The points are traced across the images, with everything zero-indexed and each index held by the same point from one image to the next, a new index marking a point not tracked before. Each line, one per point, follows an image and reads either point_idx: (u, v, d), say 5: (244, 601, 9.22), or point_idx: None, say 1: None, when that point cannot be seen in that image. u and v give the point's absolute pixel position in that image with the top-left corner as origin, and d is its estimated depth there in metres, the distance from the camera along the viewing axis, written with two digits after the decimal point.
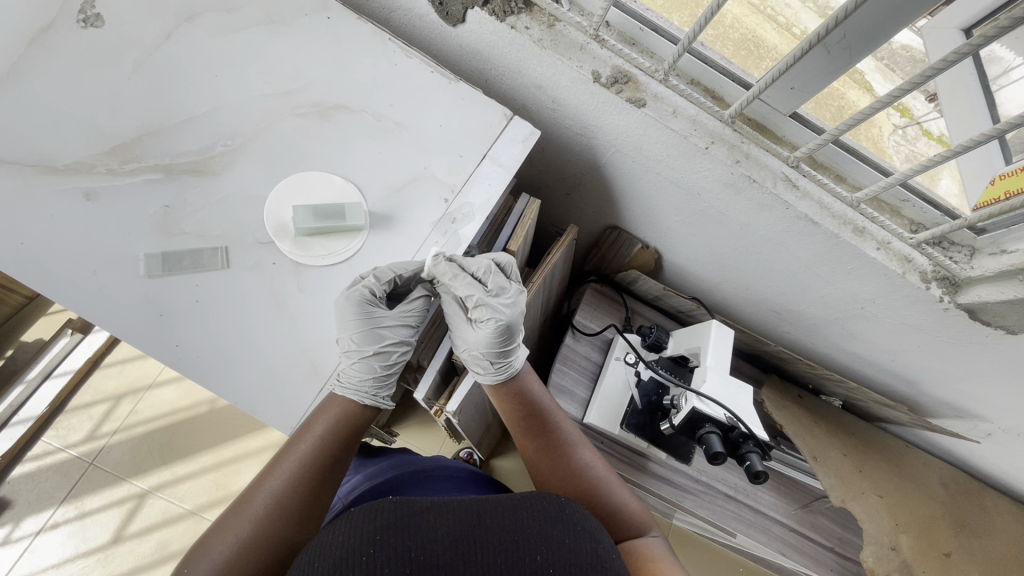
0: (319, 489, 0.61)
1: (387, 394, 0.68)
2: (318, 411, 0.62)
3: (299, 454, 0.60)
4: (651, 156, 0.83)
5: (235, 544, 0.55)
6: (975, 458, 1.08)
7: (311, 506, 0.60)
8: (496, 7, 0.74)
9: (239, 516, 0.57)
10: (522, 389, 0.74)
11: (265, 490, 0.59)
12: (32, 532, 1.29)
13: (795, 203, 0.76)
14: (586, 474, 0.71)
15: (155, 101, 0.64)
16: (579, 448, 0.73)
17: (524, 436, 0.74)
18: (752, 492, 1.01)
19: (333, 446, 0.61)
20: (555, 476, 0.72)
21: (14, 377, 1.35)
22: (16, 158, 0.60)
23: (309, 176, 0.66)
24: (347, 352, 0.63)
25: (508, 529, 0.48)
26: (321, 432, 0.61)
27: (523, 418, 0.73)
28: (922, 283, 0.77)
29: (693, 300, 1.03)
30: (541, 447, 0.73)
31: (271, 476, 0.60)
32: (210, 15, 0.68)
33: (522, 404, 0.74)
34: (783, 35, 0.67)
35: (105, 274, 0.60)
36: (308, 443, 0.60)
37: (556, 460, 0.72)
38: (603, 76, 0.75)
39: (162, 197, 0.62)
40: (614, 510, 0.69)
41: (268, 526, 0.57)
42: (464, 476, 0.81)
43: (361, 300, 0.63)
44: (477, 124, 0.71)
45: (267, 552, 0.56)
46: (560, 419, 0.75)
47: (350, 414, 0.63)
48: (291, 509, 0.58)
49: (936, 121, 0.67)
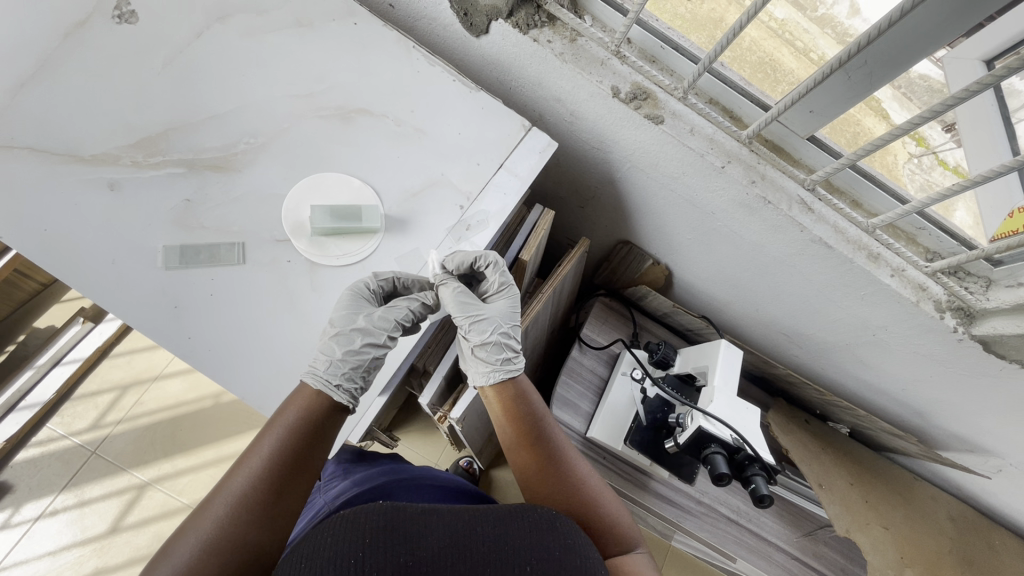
0: (288, 488, 0.55)
1: (351, 393, 0.61)
2: (286, 403, 0.59)
3: (265, 447, 0.56)
4: (666, 173, 0.83)
5: (197, 547, 0.51)
6: (981, 493, 1.07)
7: (276, 506, 0.54)
8: (520, 20, 0.75)
9: (202, 517, 0.53)
10: (524, 395, 0.69)
11: (228, 489, 0.54)
12: (32, 517, 1.30)
13: (810, 226, 0.76)
14: (580, 492, 0.65)
15: (181, 96, 0.63)
16: (576, 461, 0.68)
17: (520, 445, 0.67)
18: (754, 517, 1.00)
19: (297, 439, 0.57)
20: (548, 493, 0.65)
21: (25, 363, 1.36)
22: (36, 143, 0.58)
23: (328, 177, 0.66)
24: (327, 334, 0.62)
25: (499, 539, 0.48)
26: (288, 425, 0.57)
27: (523, 426, 0.67)
28: (936, 312, 0.77)
29: (703, 319, 1.02)
30: (535, 462, 0.66)
31: (234, 476, 0.55)
32: (241, 16, 0.67)
33: (520, 412, 0.68)
34: (800, 59, 0.68)
35: (123, 264, 0.59)
36: (275, 435, 0.56)
37: (550, 472, 0.66)
38: (622, 91, 0.76)
39: (183, 190, 0.62)
40: (606, 524, 0.64)
41: (230, 528, 0.52)
42: (452, 488, 0.82)
43: (354, 292, 0.63)
44: (496, 133, 0.72)
45: (233, 555, 0.51)
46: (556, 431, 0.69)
47: (316, 405, 0.59)
48: (255, 507, 0.53)
49: (953, 150, 0.68)
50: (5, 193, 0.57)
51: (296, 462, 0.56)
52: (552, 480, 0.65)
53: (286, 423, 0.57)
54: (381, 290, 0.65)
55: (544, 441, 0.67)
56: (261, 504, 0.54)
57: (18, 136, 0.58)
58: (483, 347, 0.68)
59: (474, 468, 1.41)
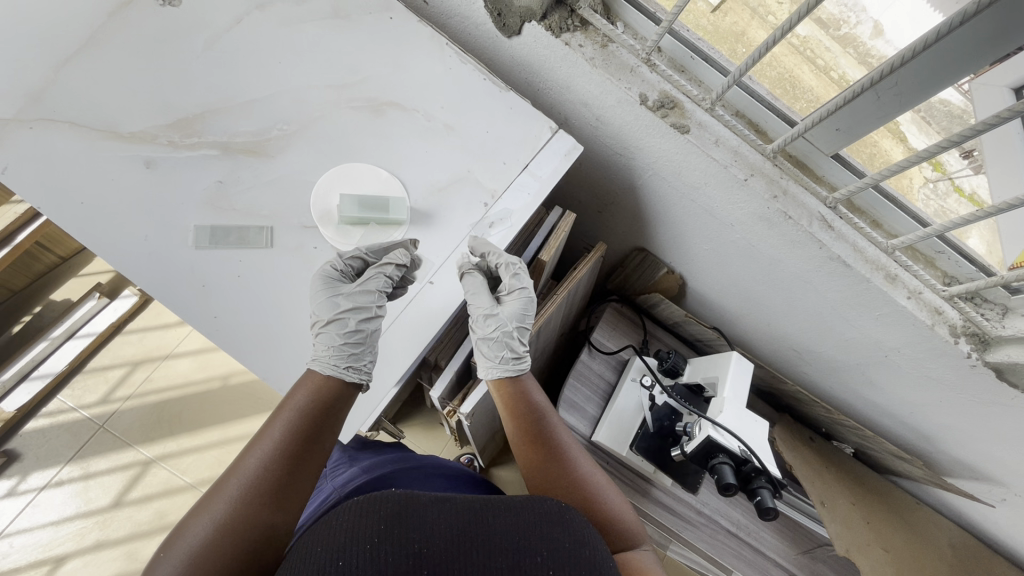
0: (300, 466, 0.57)
1: (361, 370, 0.62)
2: (295, 387, 0.60)
3: (278, 428, 0.57)
4: (689, 183, 0.83)
5: (214, 525, 0.52)
6: (982, 521, 1.07)
7: (289, 484, 0.55)
8: (553, 22, 0.75)
9: (218, 495, 0.54)
10: (522, 392, 0.70)
11: (243, 468, 0.55)
12: (37, 487, 1.31)
13: (829, 242, 0.76)
14: (584, 487, 0.65)
15: (218, 80, 0.64)
16: (579, 458, 0.68)
17: (522, 440, 0.68)
18: (754, 531, 1.00)
19: (308, 420, 0.58)
20: (550, 487, 0.66)
21: (40, 334, 1.37)
22: (77, 117, 0.59)
23: (357, 167, 0.66)
24: (314, 330, 0.62)
25: (511, 530, 0.49)
26: (298, 407, 0.58)
27: (525, 423, 0.68)
28: (950, 337, 0.77)
29: (715, 330, 1.03)
30: (539, 456, 0.67)
31: (247, 457, 0.56)
32: (281, 4, 0.68)
33: (520, 409, 0.69)
34: (820, 78, 0.69)
35: (154, 242, 0.60)
36: (286, 417, 0.57)
37: (552, 466, 0.66)
38: (650, 99, 0.77)
39: (216, 172, 0.62)
40: (609, 519, 0.64)
41: (246, 506, 0.53)
42: (458, 476, 0.85)
43: (321, 282, 0.62)
44: (522, 133, 0.73)
45: (249, 532, 0.52)
46: (558, 427, 0.70)
47: (324, 388, 0.60)
48: (268, 485, 0.55)
49: (969, 178, 0.69)
50: (45, 164, 0.58)
51: (308, 440, 0.57)
52: (555, 475, 0.66)
53: (297, 405, 0.58)
54: (351, 269, 0.64)
55: (547, 438, 0.68)
56: (274, 481, 0.55)
57: (59, 109, 0.59)
58: (488, 342, 0.69)
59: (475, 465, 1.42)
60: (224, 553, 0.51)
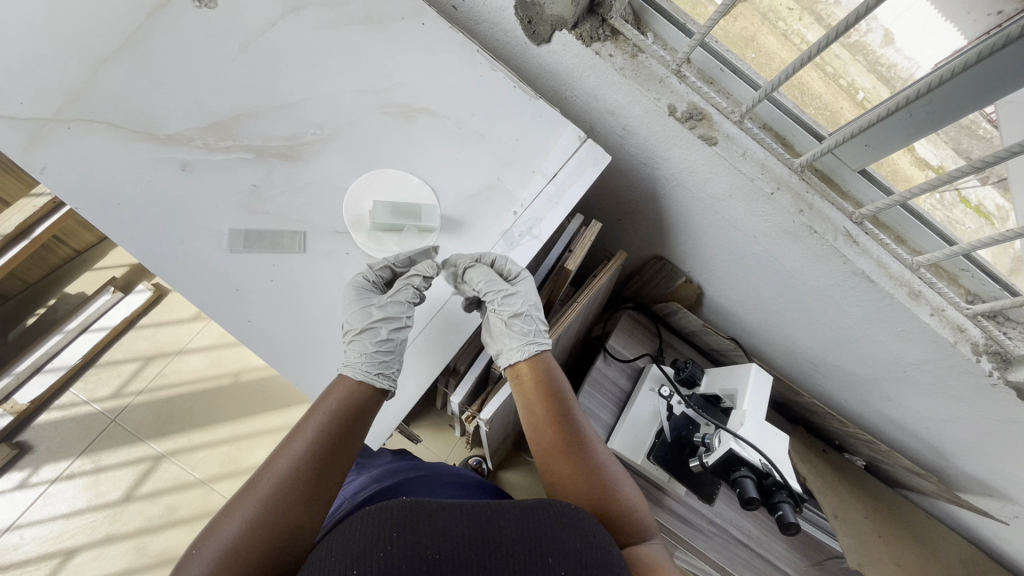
0: (328, 470, 0.56)
1: (389, 376, 0.63)
2: (326, 392, 0.60)
3: (309, 431, 0.57)
4: (714, 194, 0.83)
5: (243, 527, 0.52)
6: (993, 537, 1.07)
7: (317, 487, 0.55)
8: (585, 32, 0.76)
9: (246, 496, 0.54)
10: (544, 371, 0.69)
11: (271, 470, 0.55)
12: (49, 479, 1.31)
13: (853, 258, 0.76)
14: (599, 474, 0.63)
15: (253, 83, 0.64)
16: (598, 446, 0.66)
17: (541, 420, 0.66)
18: (764, 541, 1.00)
19: (340, 424, 0.58)
20: (568, 472, 0.63)
21: (54, 327, 1.37)
22: (116, 119, 0.59)
23: (389, 173, 0.67)
24: (346, 339, 0.63)
25: (522, 533, 0.49)
26: (330, 411, 0.58)
27: (547, 402, 0.66)
28: (972, 354, 0.77)
29: (732, 341, 1.02)
30: (557, 436, 0.65)
31: (276, 461, 0.56)
32: (315, 8, 0.67)
33: (542, 388, 0.67)
34: (828, 84, 0.70)
35: (189, 244, 0.60)
36: (317, 420, 0.58)
37: (572, 450, 0.64)
38: (679, 110, 0.76)
39: (250, 175, 0.63)
40: (627, 512, 0.61)
41: (275, 507, 0.53)
42: (466, 486, 0.87)
43: (353, 292, 0.63)
44: (550, 143, 0.73)
45: (278, 535, 0.52)
46: (579, 412, 0.68)
47: (354, 393, 0.60)
48: (298, 487, 0.55)
49: (975, 189, 0.69)
50: (83, 165, 0.58)
51: (337, 444, 0.57)
52: (570, 458, 0.64)
53: (328, 410, 0.58)
54: (382, 279, 0.65)
55: (568, 419, 0.66)
56: (303, 485, 0.55)
57: (98, 111, 0.59)
58: (516, 319, 0.69)
59: (483, 467, 1.42)
60: (254, 554, 0.51)
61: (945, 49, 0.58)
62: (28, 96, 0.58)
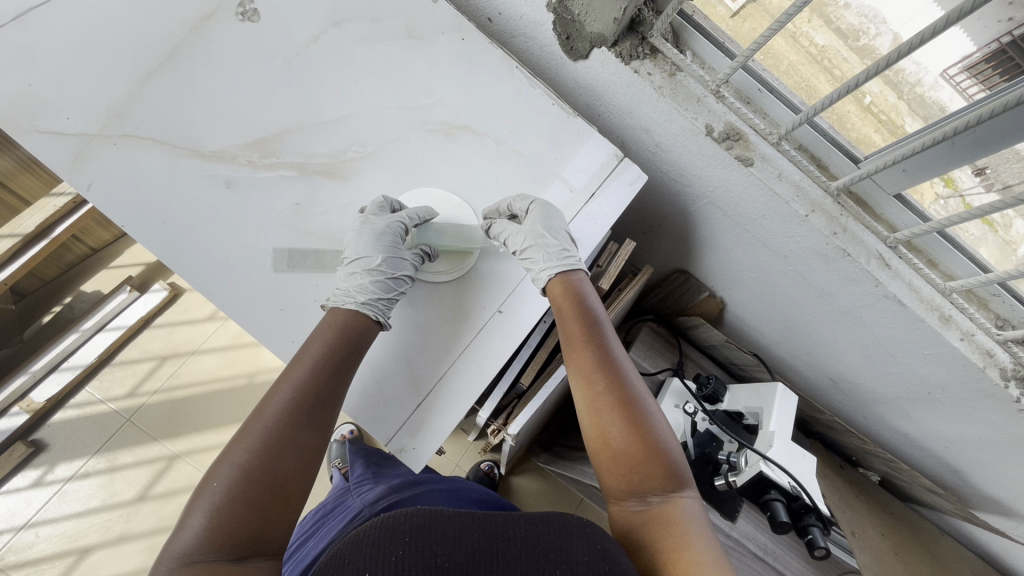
0: (326, 398, 0.58)
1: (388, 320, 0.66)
2: (318, 328, 0.60)
3: (306, 361, 0.58)
4: (745, 214, 0.83)
5: (248, 453, 0.52)
6: (1010, 557, 1.07)
7: (317, 414, 0.57)
8: (624, 50, 0.75)
9: (250, 426, 0.55)
10: (582, 300, 0.68)
11: (272, 399, 0.56)
12: (64, 478, 1.31)
13: (886, 282, 0.75)
14: (634, 412, 0.61)
15: (297, 100, 0.65)
16: (634, 381, 0.64)
17: (578, 345, 0.65)
18: (779, 554, 0.96)
19: (335, 353, 0.59)
20: (599, 401, 0.62)
21: (71, 325, 1.37)
22: (166, 138, 0.61)
23: (432, 192, 0.70)
24: (370, 270, 0.63)
25: (532, 544, 0.44)
26: (327, 341, 0.59)
27: (583, 329, 0.65)
28: (1001, 379, 0.76)
29: (754, 356, 1.02)
30: (590, 364, 0.64)
31: (272, 396, 0.57)
32: (356, 22, 0.67)
33: (580, 316, 0.66)
34: (863, 114, 0.69)
35: (236, 262, 0.62)
36: (315, 350, 0.58)
37: (606, 380, 0.63)
38: (716, 130, 0.76)
39: (294, 194, 0.64)
40: (656, 452, 0.59)
41: (278, 434, 0.54)
42: (481, 499, 0.88)
43: (393, 231, 0.64)
44: (588, 161, 0.72)
45: (283, 459, 0.53)
46: (616, 346, 0.66)
47: (351, 325, 0.61)
48: (300, 415, 0.56)
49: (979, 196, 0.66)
50: (137, 184, 0.60)
51: (333, 374, 0.58)
52: (606, 390, 0.62)
53: (326, 339, 0.59)
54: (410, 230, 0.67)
55: (604, 351, 0.65)
56: (303, 414, 0.56)
57: (150, 129, 0.61)
58: (530, 250, 0.67)
59: (495, 472, 1.41)
60: (260, 478, 0.51)
61: (952, 53, 0.58)
62: (79, 113, 0.59)
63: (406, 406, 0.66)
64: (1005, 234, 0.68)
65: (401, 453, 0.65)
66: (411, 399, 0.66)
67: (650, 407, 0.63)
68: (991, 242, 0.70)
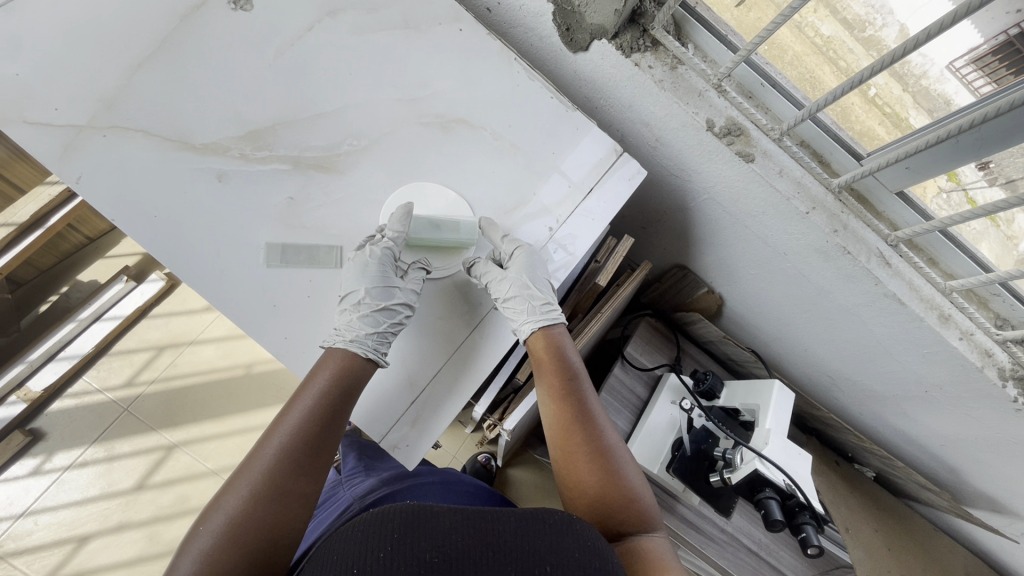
0: (317, 448, 0.58)
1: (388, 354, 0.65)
2: (311, 373, 0.60)
3: (301, 408, 0.58)
4: (745, 210, 0.83)
5: (240, 501, 0.53)
6: (1001, 554, 1.08)
7: (309, 465, 0.57)
8: (625, 42, 0.74)
9: (244, 472, 0.55)
10: (559, 350, 0.69)
11: (267, 446, 0.57)
12: (62, 466, 1.31)
13: (886, 280, 0.75)
14: (607, 460, 0.62)
15: (291, 92, 0.64)
16: (608, 430, 0.65)
17: (553, 395, 0.66)
18: (773, 549, 1.01)
19: (329, 402, 0.59)
20: (573, 450, 0.63)
21: (69, 315, 1.37)
22: (155, 129, 0.60)
23: (428, 186, 0.68)
24: (356, 304, 0.64)
25: (521, 540, 0.43)
26: (322, 388, 0.59)
27: (559, 379, 0.67)
28: (999, 379, 0.76)
29: (751, 352, 1.01)
30: (565, 414, 0.65)
31: (265, 444, 0.57)
32: (352, 11, 0.66)
33: (556, 365, 0.68)
34: (868, 107, 0.68)
35: (227, 256, 0.61)
36: (309, 397, 0.59)
37: (579, 430, 0.64)
38: (717, 125, 0.74)
39: (287, 187, 0.64)
40: (627, 500, 0.60)
41: (270, 483, 0.54)
42: (473, 493, 0.89)
43: (380, 258, 0.64)
44: (587, 156, 0.72)
45: (273, 508, 0.53)
46: (590, 395, 0.68)
47: (345, 373, 0.60)
48: (293, 464, 0.56)
49: (982, 190, 0.65)
50: (127, 176, 0.59)
51: (327, 423, 0.59)
52: (580, 440, 0.63)
53: (319, 387, 0.59)
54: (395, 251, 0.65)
55: (578, 401, 0.66)
56: (293, 465, 0.56)
57: (138, 120, 0.60)
58: (507, 305, 0.67)
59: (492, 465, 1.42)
60: (249, 529, 0.51)
61: (962, 45, 0.57)
62: (66, 104, 0.58)
63: (399, 402, 0.65)
64: (1007, 229, 0.68)
65: (393, 451, 0.64)
66: (405, 396, 0.65)
67: (623, 454, 0.64)
68: (993, 237, 0.69)
